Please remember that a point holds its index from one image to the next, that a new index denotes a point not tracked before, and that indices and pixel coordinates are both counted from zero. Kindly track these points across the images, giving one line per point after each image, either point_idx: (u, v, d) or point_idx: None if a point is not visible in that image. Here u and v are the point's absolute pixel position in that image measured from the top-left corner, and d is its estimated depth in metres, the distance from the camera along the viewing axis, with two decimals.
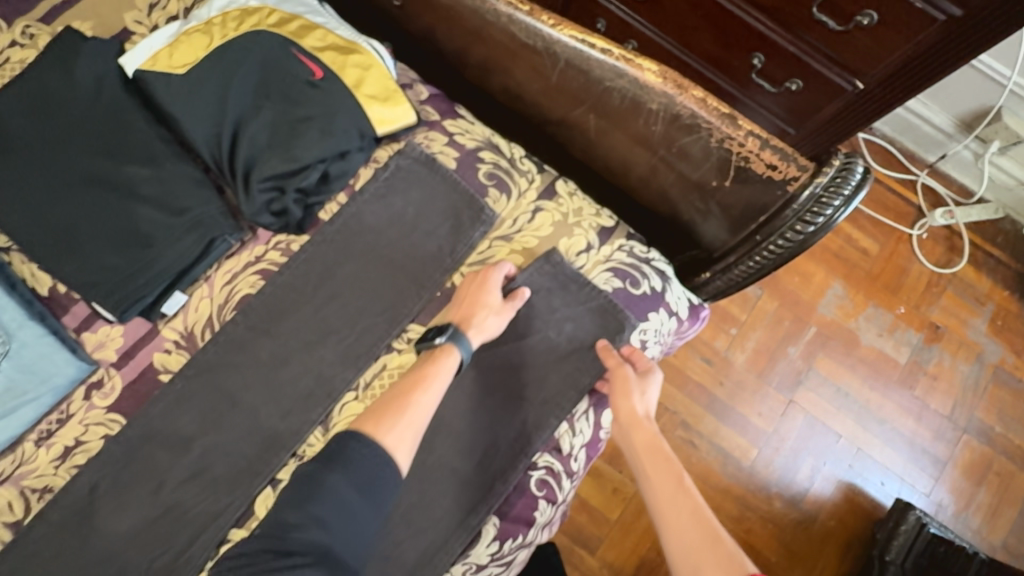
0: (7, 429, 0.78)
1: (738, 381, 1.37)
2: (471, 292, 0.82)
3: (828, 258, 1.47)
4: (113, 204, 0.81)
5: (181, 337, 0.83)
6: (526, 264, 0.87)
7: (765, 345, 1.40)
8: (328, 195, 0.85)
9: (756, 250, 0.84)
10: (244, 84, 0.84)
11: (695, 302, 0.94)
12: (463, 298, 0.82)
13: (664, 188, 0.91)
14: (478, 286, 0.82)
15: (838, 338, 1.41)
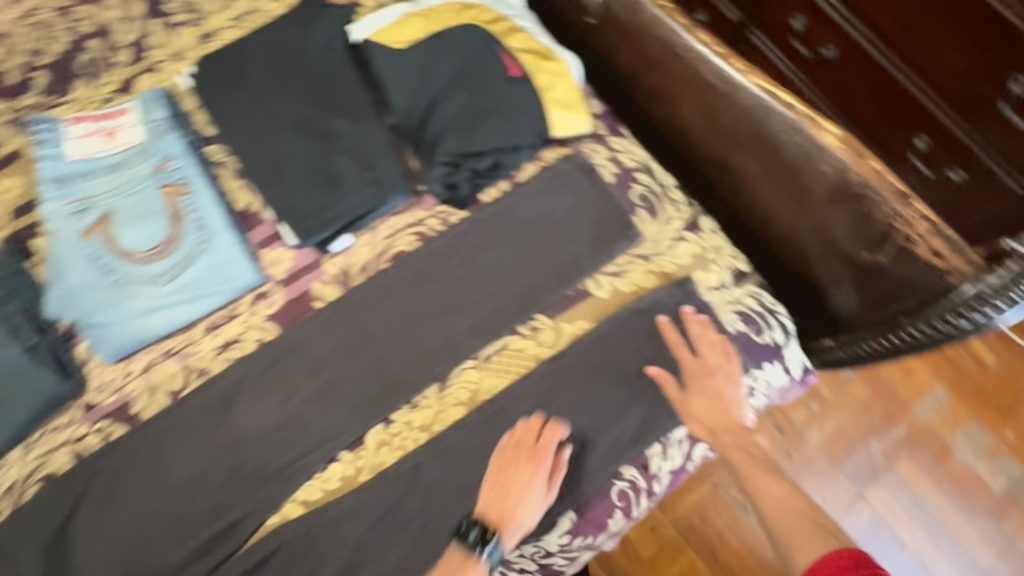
0: (187, 313, 0.91)
1: (808, 458, 1.32)
2: (518, 486, 0.81)
3: (939, 360, 1.40)
4: (314, 146, 0.92)
5: (338, 274, 0.93)
6: (659, 285, 0.89)
7: (846, 430, 1.34)
8: (493, 180, 0.93)
9: (894, 331, 0.86)
10: (448, 67, 0.93)
11: (807, 365, 0.95)
12: (506, 499, 0.81)
13: (802, 249, 0.91)
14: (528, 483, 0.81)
15: (927, 445, 1.33)
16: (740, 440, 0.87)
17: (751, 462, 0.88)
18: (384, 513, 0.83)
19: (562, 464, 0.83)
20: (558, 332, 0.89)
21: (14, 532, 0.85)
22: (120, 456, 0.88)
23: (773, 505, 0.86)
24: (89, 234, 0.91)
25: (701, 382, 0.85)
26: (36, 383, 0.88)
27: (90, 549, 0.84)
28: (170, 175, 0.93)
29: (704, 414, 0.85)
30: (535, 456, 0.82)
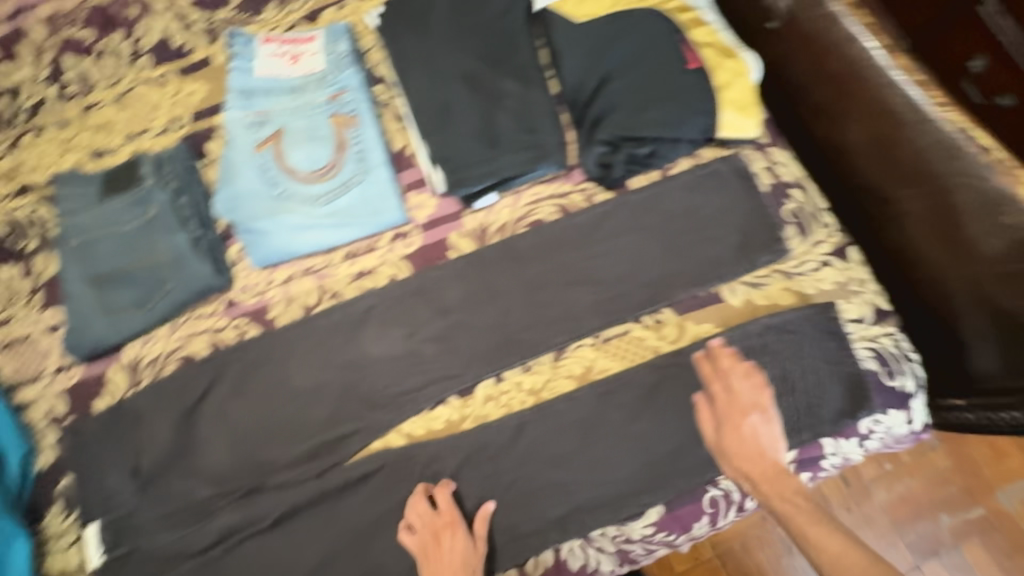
0: (332, 237, 0.97)
1: (867, 515, 1.19)
2: (445, 551, 0.82)
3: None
4: (480, 102, 0.94)
5: (475, 229, 0.96)
6: (796, 306, 0.87)
7: (915, 495, 1.19)
8: (647, 168, 0.93)
9: None
10: (626, 49, 0.93)
11: (924, 423, 0.89)
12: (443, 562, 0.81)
13: (951, 294, 0.87)
14: (460, 550, 0.82)
15: (1006, 535, 1.16)
16: (786, 486, 0.79)
17: (800, 510, 0.79)
18: (482, 461, 0.88)
19: (485, 517, 0.84)
20: (681, 329, 0.89)
21: (152, 399, 0.94)
22: (250, 353, 0.95)
23: (833, 559, 0.75)
24: (262, 147, 0.98)
25: (733, 421, 0.82)
26: (193, 271, 0.95)
27: (212, 431, 0.92)
28: (342, 106, 0.99)
29: (741, 457, 0.80)
30: (447, 519, 0.83)
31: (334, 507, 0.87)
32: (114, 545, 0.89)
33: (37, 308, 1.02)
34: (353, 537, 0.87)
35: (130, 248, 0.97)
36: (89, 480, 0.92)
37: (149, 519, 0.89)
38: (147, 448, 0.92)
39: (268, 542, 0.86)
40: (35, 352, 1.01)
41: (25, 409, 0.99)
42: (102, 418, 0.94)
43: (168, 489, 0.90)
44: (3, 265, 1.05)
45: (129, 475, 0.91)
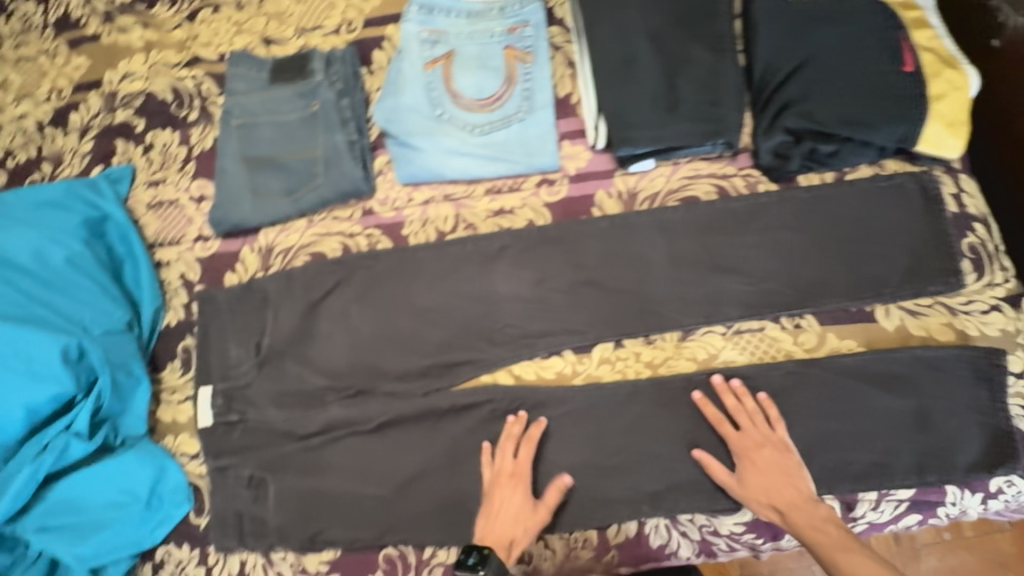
0: (481, 169, 0.96)
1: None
2: (509, 501, 0.83)
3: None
4: (665, 64, 0.91)
5: (625, 192, 0.95)
6: (954, 344, 0.82)
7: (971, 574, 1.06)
8: (825, 168, 0.87)
9: None
10: (837, 35, 0.86)
11: None
12: (506, 512, 0.83)
13: None
14: (521, 508, 0.83)
15: None
16: (813, 515, 0.76)
17: (831, 539, 0.74)
18: (586, 419, 0.88)
19: (560, 490, 0.84)
20: (821, 339, 0.85)
21: (280, 286, 0.98)
22: (380, 264, 0.97)
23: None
24: (432, 65, 0.98)
25: (751, 455, 0.80)
26: (344, 171, 0.97)
27: (332, 328, 0.95)
28: (519, 39, 0.97)
29: (765, 488, 0.79)
30: (518, 477, 0.85)
31: (436, 427, 0.91)
32: (226, 410, 0.94)
33: (189, 177, 1.07)
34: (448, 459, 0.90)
35: (288, 137, 1.00)
36: (213, 346, 0.97)
37: (263, 395, 0.94)
38: (270, 330, 0.96)
39: (369, 443, 0.91)
40: (179, 217, 1.06)
41: (161, 268, 1.04)
42: (232, 292, 0.98)
43: (284, 372, 0.94)
44: (165, 130, 1.10)
45: (250, 350, 0.96)
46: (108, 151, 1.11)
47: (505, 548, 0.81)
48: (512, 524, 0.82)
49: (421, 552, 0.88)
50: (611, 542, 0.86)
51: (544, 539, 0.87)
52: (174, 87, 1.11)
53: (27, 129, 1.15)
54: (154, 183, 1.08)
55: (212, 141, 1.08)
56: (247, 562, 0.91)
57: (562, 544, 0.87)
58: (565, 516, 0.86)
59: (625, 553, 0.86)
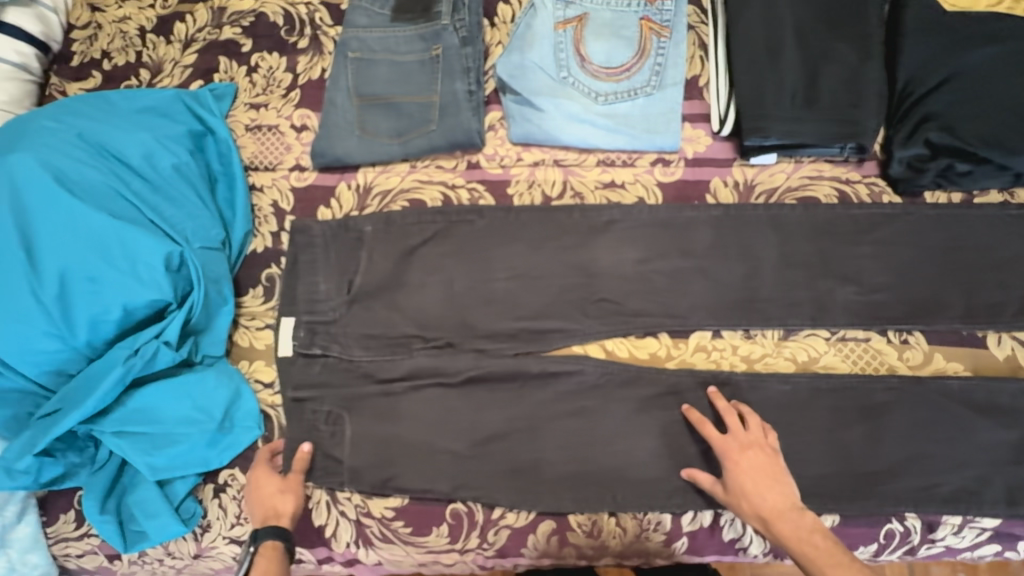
0: (599, 139, 0.95)
1: None
2: (262, 483, 0.85)
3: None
4: (806, 60, 0.89)
5: (742, 183, 0.93)
6: None
7: None
8: (955, 187, 0.86)
9: None
10: (992, 54, 0.85)
11: None
12: (262, 492, 0.84)
13: None
14: (273, 485, 0.84)
15: None
16: (800, 525, 0.73)
17: (818, 549, 0.70)
18: (675, 404, 0.87)
19: (304, 456, 0.87)
20: (927, 358, 0.84)
21: (377, 228, 0.96)
22: (482, 220, 0.95)
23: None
24: (564, 26, 0.95)
25: (734, 457, 0.78)
26: (460, 121, 0.96)
27: (426, 277, 0.94)
28: (657, 13, 0.94)
29: (754, 493, 0.75)
30: (259, 469, 0.86)
31: (522, 390, 0.89)
32: (308, 344, 0.93)
33: (293, 104, 1.05)
34: (530, 424, 0.89)
35: (405, 79, 0.98)
36: (301, 278, 0.96)
37: (348, 334, 0.93)
38: (361, 269, 0.95)
39: (451, 396, 0.90)
40: (278, 143, 1.03)
41: (254, 192, 1.02)
42: (327, 227, 0.97)
43: (372, 314, 0.93)
44: (272, 54, 1.07)
45: (339, 287, 0.95)
46: (210, 67, 1.08)
47: (273, 519, 0.81)
48: (271, 497, 0.83)
49: (489, 512, 0.87)
50: (683, 529, 0.85)
51: (616, 517, 0.86)
52: (287, 11, 1.09)
53: (127, 32, 1.12)
54: (256, 105, 1.05)
55: (320, 73, 1.05)
56: (312, 497, 0.90)
57: (634, 523, 0.86)
58: (642, 497, 0.85)
59: (696, 541, 0.86)
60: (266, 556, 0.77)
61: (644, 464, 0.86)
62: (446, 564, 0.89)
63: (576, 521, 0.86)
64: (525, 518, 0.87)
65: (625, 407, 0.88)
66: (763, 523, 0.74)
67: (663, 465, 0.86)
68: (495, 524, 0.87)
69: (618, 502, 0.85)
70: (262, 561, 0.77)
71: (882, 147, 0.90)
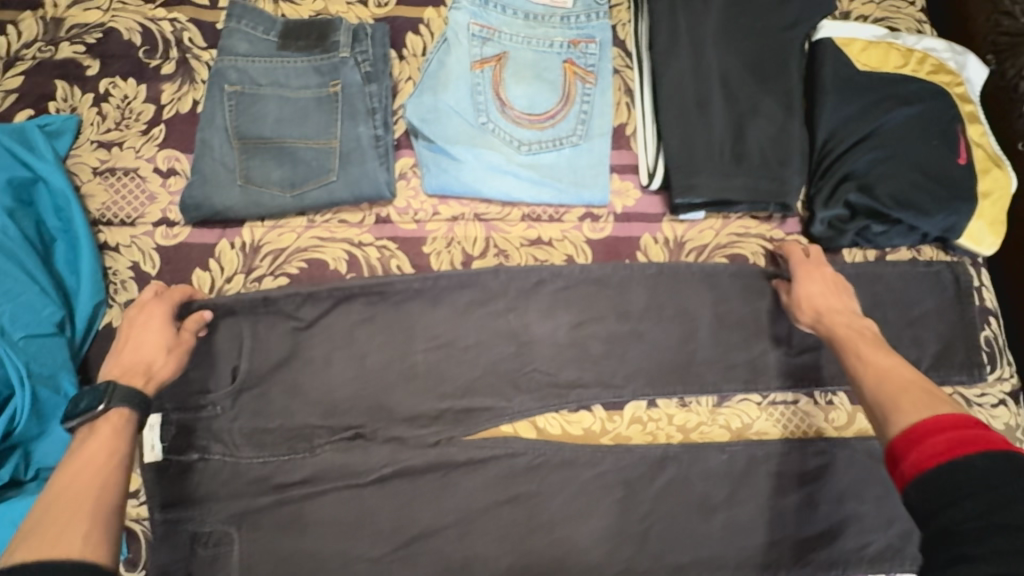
0: (523, 192, 0.86)
1: None
2: (146, 326, 0.75)
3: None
4: (733, 114, 0.86)
5: (671, 240, 0.89)
6: None
7: None
8: (869, 246, 0.87)
9: None
10: (902, 116, 0.86)
11: None
12: (137, 338, 0.74)
13: None
14: (156, 334, 0.75)
15: None
16: (853, 323, 0.77)
17: (859, 336, 0.75)
18: (616, 483, 0.81)
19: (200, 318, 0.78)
20: (851, 419, 0.85)
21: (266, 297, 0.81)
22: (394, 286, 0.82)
23: (879, 375, 0.69)
24: (481, 66, 0.86)
25: (809, 268, 0.82)
26: (366, 170, 0.83)
27: (331, 354, 0.81)
28: (581, 55, 0.87)
29: (814, 296, 0.80)
30: (158, 313, 0.76)
31: (448, 480, 0.79)
32: (185, 445, 0.77)
33: (156, 144, 0.86)
34: (458, 518, 0.79)
35: (297, 118, 0.84)
36: None
37: (235, 428, 0.78)
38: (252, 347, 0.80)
39: (366, 495, 0.78)
40: (138, 192, 0.85)
41: (107, 253, 0.83)
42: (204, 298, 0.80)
43: (265, 403, 0.79)
44: (127, 81, 0.88)
45: (226, 367, 0.80)
46: (43, 93, 0.87)
47: (141, 376, 0.72)
48: (149, 346, 0.74)
49: None
50: None
51: None
52: (146, 27, 0.89)
53: None
54: (108, 143, 0.86)
55: (191, 105, 0.88)
56: None
57: None
58: None
59: None
60: (114, 424, 0.67)
61: (584, 551, 0.79)
62: None
63: None
64: None
65: (557, 488, 0.80)
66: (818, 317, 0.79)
67: (603, 550, 0.80)
68: None
69: None
70: (106, 426, 0.66)
71: (804, 205, 0.89)
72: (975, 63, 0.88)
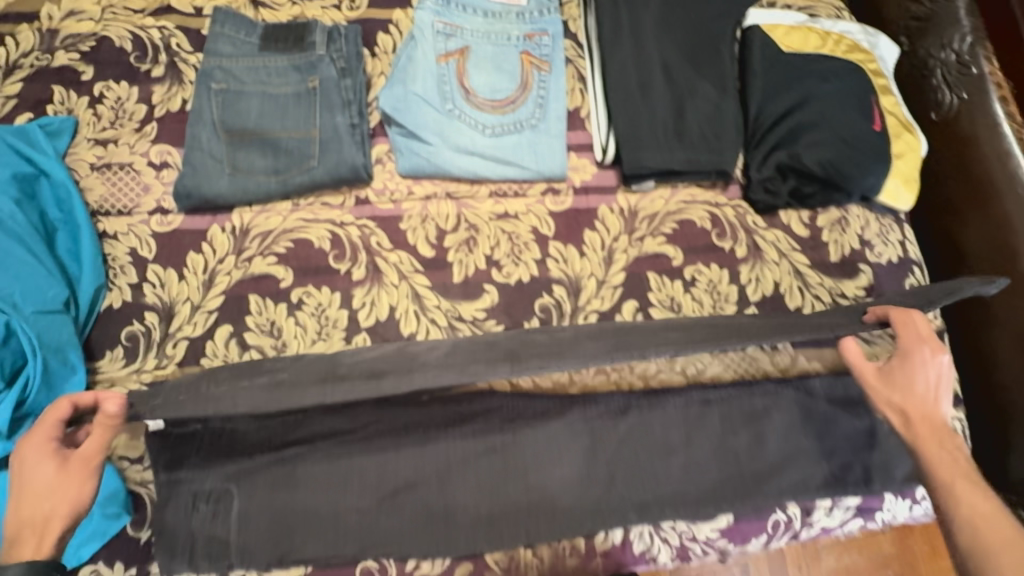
0: (489, 171, 0.95)
1: None
2: (28, 478, 0.68)
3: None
4: (673, 94, 0.96)
5: (625, 210, 0.98)
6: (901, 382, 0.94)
7: None
8: (801, 207, 0.97)
9: None
10: (822, 90, 0.97)
11: None
12: (22, 492, 0.68)
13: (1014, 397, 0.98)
14: (36, 484, 0.68)
15: None
16: (949, 442, 0.76)
17: (955, 462, 0.74)
18: (583, 432, 0.89)
19: (109, 420, 0.69)
20: (792, 361, 0.95)
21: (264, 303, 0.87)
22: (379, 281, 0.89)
23: (976, 518, 0.70)
24: (446, 59, 0.95)
25: (909, 361, 0.81)
26: (345, 157, 0.91)
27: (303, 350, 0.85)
28: (536, 47, 0.97)
29: (908, 400, 0.79)
30: (39, 460, 0.69)
31: (429, 435, 0.87)
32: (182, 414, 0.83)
33: (148, 140, 0.93)
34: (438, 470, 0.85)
35: (279, 112, 0.92)
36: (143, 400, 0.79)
37: None
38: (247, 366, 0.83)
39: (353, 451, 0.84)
40: (133, 184, 0.92)
41: (106, 240, 0.90)
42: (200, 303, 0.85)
43: None
44: (120, 84, 0.95)
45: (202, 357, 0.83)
46: (40, 98, 0.93)
47: (40, 530, 0.67)
48: (35, 498, 0.67)
49: (402, 566, 0.84)
50: (597, 548, 0.88)
51: (533, 549, 0.86)
52: (136, 35, 0.97)
53: None
54: (103, 141, 0.93)
55: (180, 104, 0.95)
56: None
57: (550, 552, 0.87)
58: (558, 528, 0.86)
59: (610, 558, 0.89)
60: None
61: (556, 495, 0.87)
62: None
63: (492, 560, 0.86)
64: (439, 566, 0.84)
65: (531, 436, 0.88)
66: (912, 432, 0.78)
67: (575, 492, 0.87)
68: None
69: (532, 536, 0.85)
70: None
71: (742, 172, 0.99)
72: (885, 43, 1.00)
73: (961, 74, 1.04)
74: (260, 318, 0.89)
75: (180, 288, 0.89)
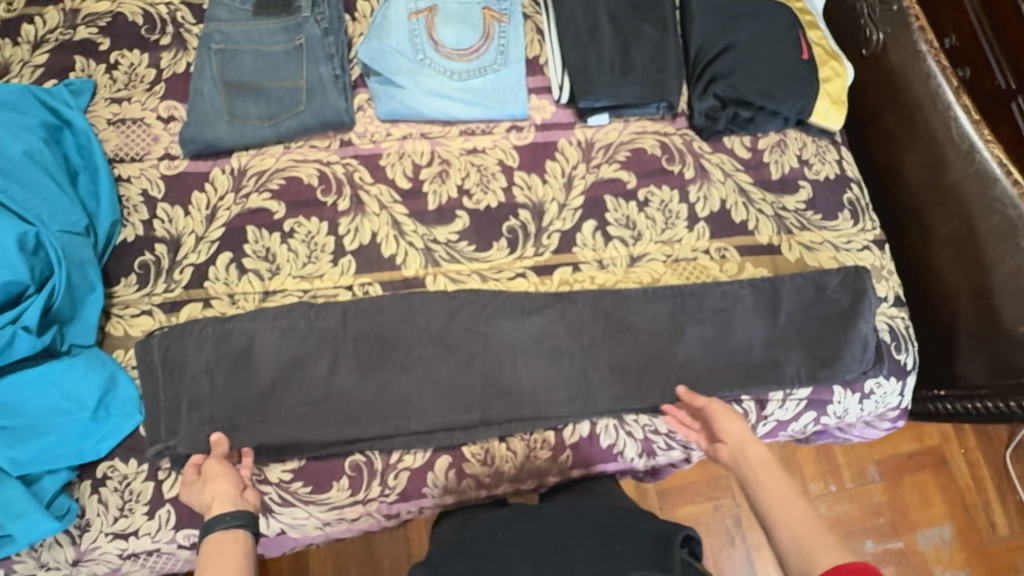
0: (459, 111, 1.06)
1: None
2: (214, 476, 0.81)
3: (958, 505, 1.47)
4: (619, 37, 1.08)
5: (582, 142, 1.08)
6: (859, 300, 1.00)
7: (848, 518, 1.43)
8: (743, 132, 1.08)
9: (974, 397, 1.02)
10: (755, 26, 1.09)
11: (902, 405, 1.07)
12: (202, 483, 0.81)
13: (953, 298, 1.04)
14: (216, 474, 0.82)
15: (913, 566, 1.41)
16: (764, 472, 0.77)
17: (767, 492, 0.75)
18: (547, 335, 0.97)
19: (220, 445, 0.87)
20: (741, 267, 1.03)
21: (263, 254, 1.00)
22: (359, 215, 1.02)
23: (790, 531, 0.70)
24: (417, 15, 1.07)
25: (734, 421, 0.86)
26: (328, 101, 1.03)
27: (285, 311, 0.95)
28: (495, 3, 1.10)
29: (738, 439, 0.84)
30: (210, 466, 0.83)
31: (407, 363, 0.94)
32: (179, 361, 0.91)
33: (157, 97, 1.06)
34: (417, 382, 0.93)
35: (271, 67, 1.05)
36: (168, 376, 0.91)
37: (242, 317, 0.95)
38: (259, 388, 0.91)
39: (341, 379, 0.92)
40: (145, 135, 1.04)
41: (121, 183, 1.02)
42: (213, 249, 0.99)
43: (230, 333, 0.93)
44: (133, 52, 1.09)
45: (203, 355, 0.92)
46: (64, 66, 1.07)
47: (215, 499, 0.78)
48: (225, 480, 0.81)
49: (387, 458, 0.93)
50: (566, 442, 0.96)
51: (506, 442, 0.95)
52: (146, 11, 1.11)
53: None
54: (118, 100, 1.06)
55: (185, 66, 1.08)
56: None
57: (523, 445, 0.95)
58: (527, 420, 0.94)
59: (580, 452, 0.96)
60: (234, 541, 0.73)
61: (524, 392, 0.95)
62: (351, 519, 0.93)
63: (470, 453, 0.94)
64: (421, 458, 0.93)
65: (499, 342, 0.96)
66: (744, 472, 0.80)
67: (541, 388, 0.95)
68: (394, 468, 0.92)
69: (505, 428, 0.94)
70: (231, 545, 0.73)
71: (688, 106, 1.10)
72: None
73: (884, 12, 1.15)
74: (257, 246, 1.00)
75: (186, 222, 1.01)
